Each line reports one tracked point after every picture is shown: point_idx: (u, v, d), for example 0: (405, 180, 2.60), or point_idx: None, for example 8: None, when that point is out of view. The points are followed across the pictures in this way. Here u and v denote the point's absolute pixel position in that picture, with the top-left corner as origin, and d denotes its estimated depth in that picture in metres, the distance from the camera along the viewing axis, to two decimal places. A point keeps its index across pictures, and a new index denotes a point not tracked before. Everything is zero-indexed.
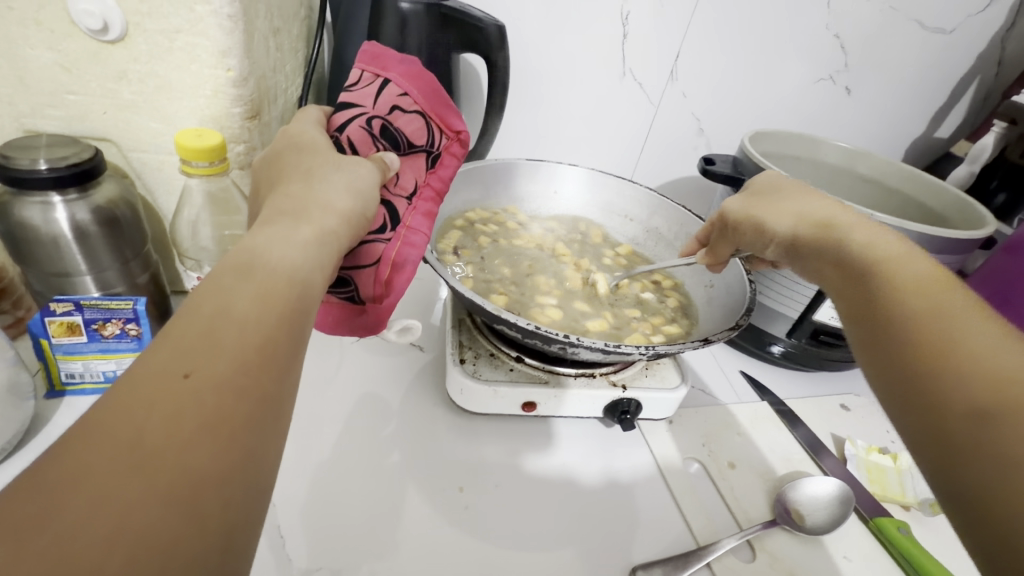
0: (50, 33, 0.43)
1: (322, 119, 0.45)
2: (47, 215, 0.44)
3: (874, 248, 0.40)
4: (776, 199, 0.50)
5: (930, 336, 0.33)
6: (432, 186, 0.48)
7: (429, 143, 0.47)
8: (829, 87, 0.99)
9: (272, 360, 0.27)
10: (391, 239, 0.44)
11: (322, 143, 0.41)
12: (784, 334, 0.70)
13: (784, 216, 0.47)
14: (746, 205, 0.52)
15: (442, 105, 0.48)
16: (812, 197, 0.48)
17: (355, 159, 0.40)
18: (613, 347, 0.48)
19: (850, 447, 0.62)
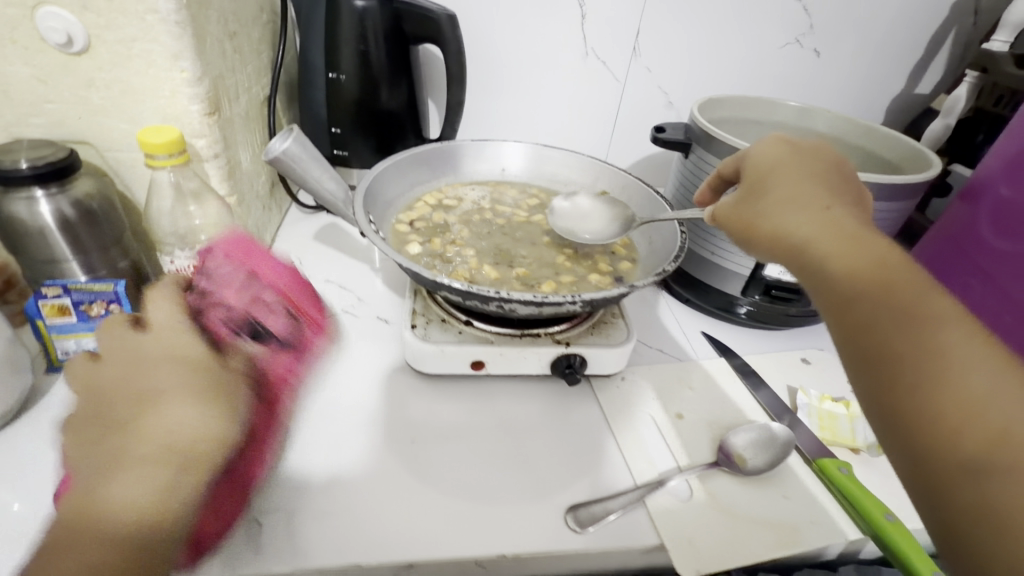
0: (24, 50, 0.49)
1: (178, 291, 0.46)
2: (32, 208, 0.50)
3: (856, 261, 0.36)
4: (771, 189, 0.44)
5: (909, 371, 0.31)
6: (304, 375, 0.52)
7: (298, 334, 0.54)
8: (797, 51, 0.99)
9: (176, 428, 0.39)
10: (247, 463, 0.46)
11: (165, 348, 0.41)
12: (741, 293, 0.72)
13: (774, 226, 0.42)
14: (743, 204, 0.46)
15: (310, 302, 0.57)
16: (802, 197, 0.42)
17: (192, 373, 0.40)
18: (544, 298, 0.49)
19: (803, 396, 0.64)
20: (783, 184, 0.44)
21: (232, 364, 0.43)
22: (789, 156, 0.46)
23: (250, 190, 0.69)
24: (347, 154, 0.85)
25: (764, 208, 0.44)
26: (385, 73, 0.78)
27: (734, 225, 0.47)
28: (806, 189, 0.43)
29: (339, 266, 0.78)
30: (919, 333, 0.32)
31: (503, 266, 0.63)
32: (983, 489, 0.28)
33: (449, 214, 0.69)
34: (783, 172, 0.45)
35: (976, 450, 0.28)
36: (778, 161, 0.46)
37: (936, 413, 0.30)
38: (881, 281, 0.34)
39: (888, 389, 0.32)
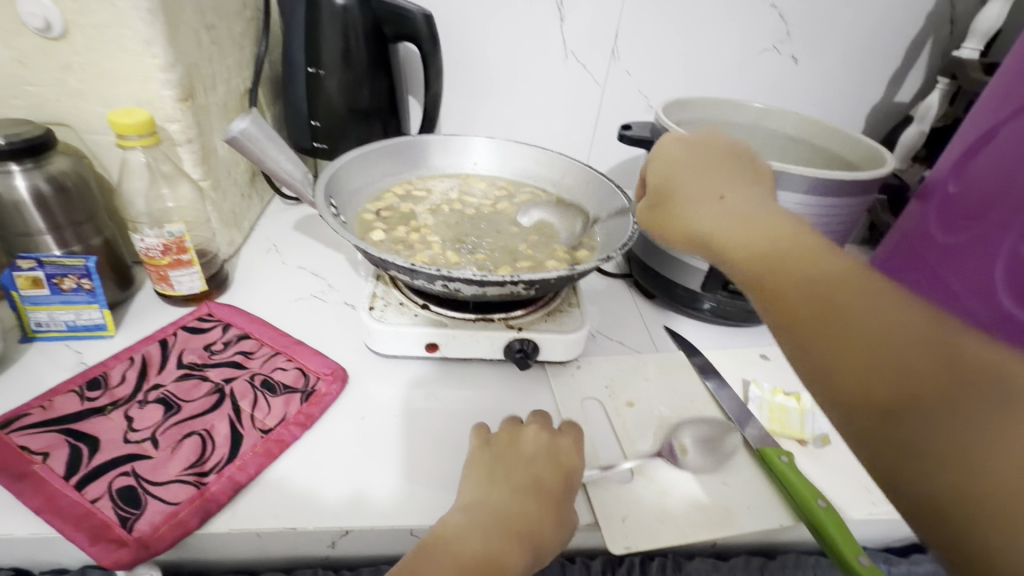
0: (4, 33, 0.52)
1: (188, 382, 0.55)
2: (9, 182, 0.53)
3: (763, 237, 0.40)
4: (677, 192, 0.49)
5: (823, 314, 0.34)
6: (300, 417, 0.53)
7: (303, 386, 0.57)
8: (775, 58, 1.00)
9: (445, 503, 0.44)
10: (213, 479, 0.46)
11: (161, 438, 0.49)
12: (701, 289, 0.73)
13: (687, 226, 0.47)
14: (656, 210, 0.51)
15: (308, 347, 0.62)
16: (704, 193, 0.47)
17: (178, 475, 0.46)
18: (484, 277, 0.51)
19: (755, 389, 0.65)
20: (685, 183, 0.49)
21: (218, 432, 0.50)
22: (681, 155, 0.51)
23: (227, 177, 0.72)
24: (327, 147, 0.87)
25: (675, 209, 0.49)
26: (365, 70, 0.81)
27: (654, 229, 0.52)
28: (708, 181, 0.47)
29: (313, 254, 0.80)
30: (830, 291, 0.35)
31: (464, 253, 0.65)
32: (917, 428, 0.29)
33: (417, 204, 0.71)
34: (683, 170, 0.50)
35: (905, 387, 0.30)
36: (676, 156, 0.51)
37: (860, 344, 0.32)
38: (773, 254, 0.39)
39: (816, 342, 0.34)
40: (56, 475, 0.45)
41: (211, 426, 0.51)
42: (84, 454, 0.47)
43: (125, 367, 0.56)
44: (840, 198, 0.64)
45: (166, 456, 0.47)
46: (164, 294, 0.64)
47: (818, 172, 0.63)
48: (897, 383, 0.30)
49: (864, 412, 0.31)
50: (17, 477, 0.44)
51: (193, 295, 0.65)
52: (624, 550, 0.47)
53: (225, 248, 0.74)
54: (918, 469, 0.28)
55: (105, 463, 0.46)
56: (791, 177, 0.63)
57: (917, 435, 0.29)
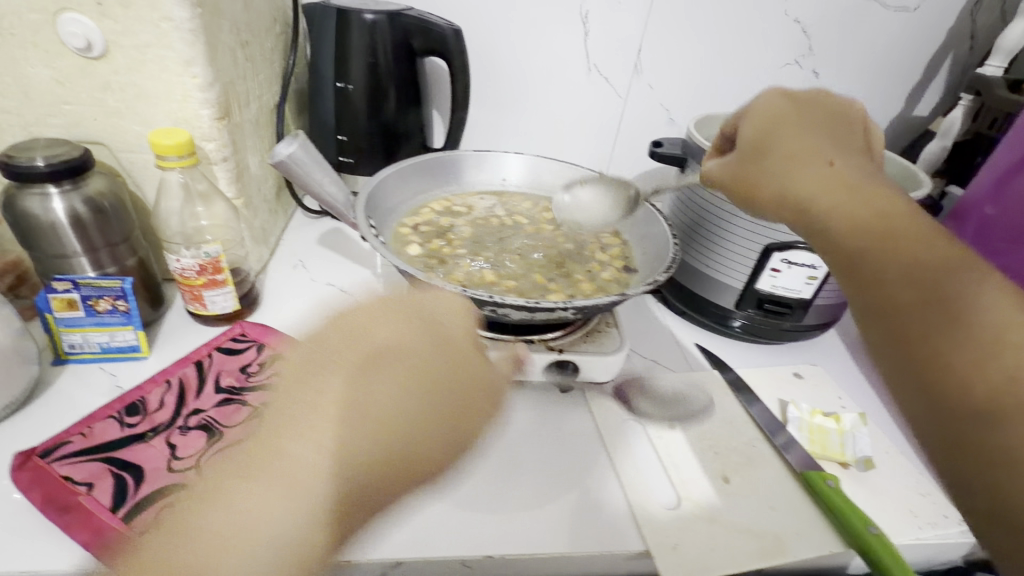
0: (45, 53, 0.51)
1: (228, 407, 0.54)
2: (46, 205, 0.52)
3: (861, 208, 0.42)
4: (771, 151, 0.49)
5: (899, 279, 0.39)
6: None
7: None
8: (797, 72, 1.00)
9: (267, 452, 0.45)
10: None
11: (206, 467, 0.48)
12: (734, 306, 0.73)
13: (779, 184, 0.47)
14: (740, 167, 0.51)
15: None
16: (803, 153, 0.47)
17: None
18: (536, 304, 0.50)
19: (794, 410, 0.64)
20: (785, 143, 0.48)
21: None
22: (782, 115, 0.50)
23: (257, 193, 0.71)
24: (353, 161, 0.86)
25: (767, 169, 0.49)
26: (392, 84, 0.81)
27: (733, 186, 0.52)
28: (814, 145, 0.47)
29: (341, 270, 0.80)
30: (911, 278, 0.38)
31: (500, 274, 0.64)
32: (993, 420, 0.33)
33: (459, 219, 0.71)
34: (784, 130, 0.49)
35: (975, 376, 0.34)
36: (772, 118, 0.50)
37: (931, 315, 0.37)
38: (882, 225, 0.41)
39: (884, 307, 0.39)
40: (102, 507, 0.44)
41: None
42: (128, 484, 0.45)
43: (163, 391, 0.55)
44: None
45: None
46: (197, 313, 0.63)
47: None
48: (958, 341, 0.35)
49: (914, 355, 0.37)
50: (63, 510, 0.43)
51: (226, 314, 0.64)
52: None
53: (255, 265, 0.73)
54: (984, 452, 0.33)
55: (151, 494, 0.45)
56: None
57: (993, 424, 0.33)
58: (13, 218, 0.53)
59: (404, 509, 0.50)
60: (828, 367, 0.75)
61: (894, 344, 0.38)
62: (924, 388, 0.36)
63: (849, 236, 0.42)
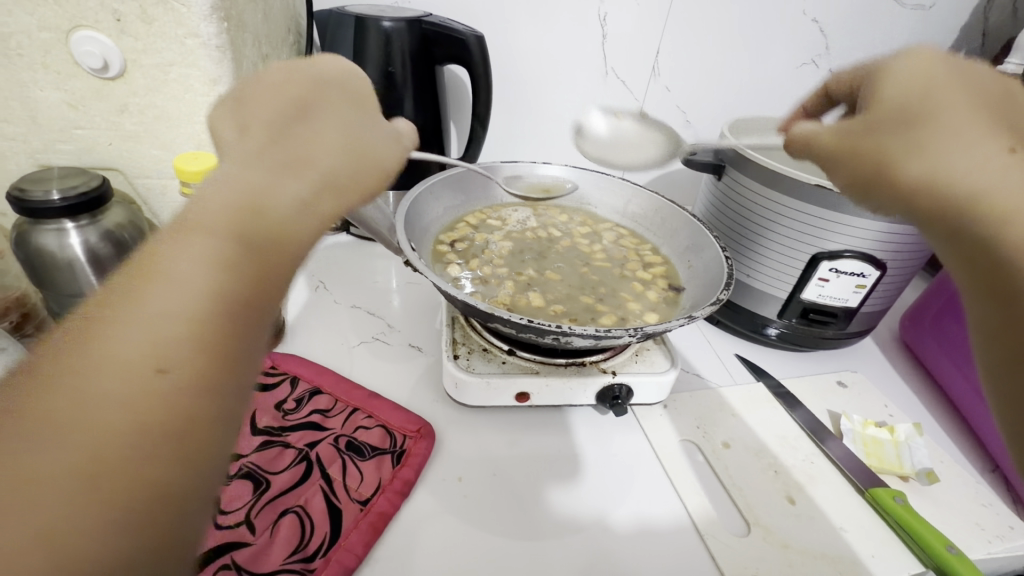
0: (56, 75, 0.47)
1: (271, 451, 0.51)
2: (62, 240, 0.48)
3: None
4: (907, 141, 0.34)
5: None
6: (396, 483, 0.49)
7: (391, 446, 0.53)
8: (813, 72, 0.98)
9: (195, 417, 0.23)
10: (320, 566, 0.42)
11: (254, 523, 0.45)
12: (776, 315, 0.71)
13: (934, 167, 0.33)
14: (874, 141, 0.36)
15: (383, 399, 0.58)
16: (979, 138, 0.33)
17: (283, 566, 0.42)
18: (604, 332, 0.47)
19: (846, 422, 0.63)
20: (957, 116, 0.33)
21: (314, 509, 0.46)
22: (949, 78, 0.35)
23: None
24: None
25: (913, 149, 0.34)
26: (410, 93, 0.77)
27: (860, 163, 0.37)
28: (988, 127, 0.33)
29: (365, 290, 0.76)
30: None
31: (544, 294, 0.61)
32: None
33: (493, 234, 0.68)
34: (956, 95, 0.34)
35: None
36: (939, 84, 0.34)
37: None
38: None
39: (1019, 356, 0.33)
40: None
41: (305, 502, 0.47)
42: None
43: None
44: None
45: (266, 541, 0.43)
46: None
47: None
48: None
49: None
50: None
51: None
52: None
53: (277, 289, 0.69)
54: None
55: (200, 554, 0.42)
56: None
57: None
58: (24, 255, 0.49)
59: (464, 551, 0.46)
60: (868, 373, 0.74)
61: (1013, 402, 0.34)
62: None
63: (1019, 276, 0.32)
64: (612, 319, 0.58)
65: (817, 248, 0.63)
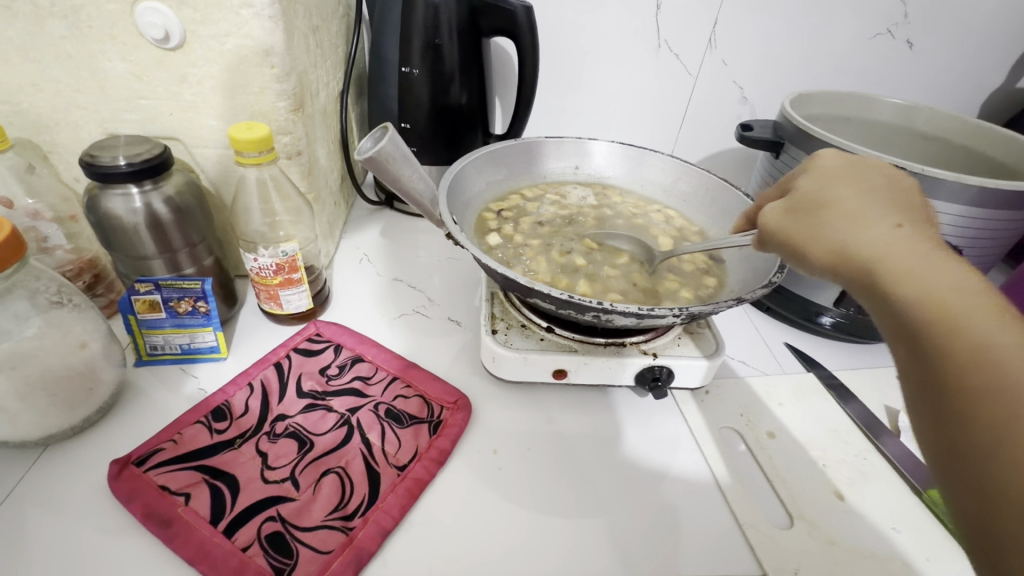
0: (123, 46, 0.49)
1: (316, 414, 0.53)
2: (128, 205, 0.50)
3: (915, 279, 0.33)
4: (817, 217, 0.40)
5: (969, 366, 0.30)
6: (433, 451, 0.50)
7: (429, 416, 0.54)
8: (889, 42, 0.90)
9: None
10: (359, 525, 0.44)
11: (299, 481, 0.46)
12: (832, 303, 0.67)
13: (836, 240, 0.38)
14: (795, 217, 0.42)
15: (422, 370, 0.59)
16: (865, 213, 0.38)
17: (324, 523, 0.44)
18: (647, 310, 0.46)
19: (906, 419, 0.59)
20: (847, 199, 0.39)
21: (355, 471, 0.48)
22: (848, 173, 0.41)
23: (325, 185, 0.69)
24: (415, 151, 0.82)
25: (817, 220, 0.40)
26: (456, 67, 0.76)
27: (782, 240, 0.42)
28: (874, 206, 0.38)
29: (407, 264, 0.77)
30: (961, 328, 0.30)
31: (586, 273, 0.60)
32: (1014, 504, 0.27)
33: (535, 210, 0.68)
34: (846, 184, 0.40)
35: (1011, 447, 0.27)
36: (838, 175, 0.41)
37: (984, 410, 0.29)
38: (936, 300, 0.32)
39: (936, 394, 0.31)
40: (202, 519, 0.43)
41: (346, 463, 0.48)
42: (225, 495, 0.45)
43: (247, 394, 0.54)
44: (1016, 211, 0.57)
45: (309, 498, 0.45)
46: (271, 312, 0.62)
47: (994, 183, 0.55)
48: (1010, 465, 0.27)
49: (961, 467, 0.29)
50: (164, 522, 0.42)
51: (299, 313, 0.62)
52: None
53: (323, 260, 0.71)
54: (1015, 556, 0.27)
55: (249, 506, 0.44)
56: (964, 188, 0.55)
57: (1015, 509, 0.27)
58: (94, 219, 0.52)
59: (496, 522, 0.47)
60: None
61: (945, 450, 0.30)
62: (993, 509, 0.28)
63: (910, 315, 0.33)
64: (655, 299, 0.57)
65: None
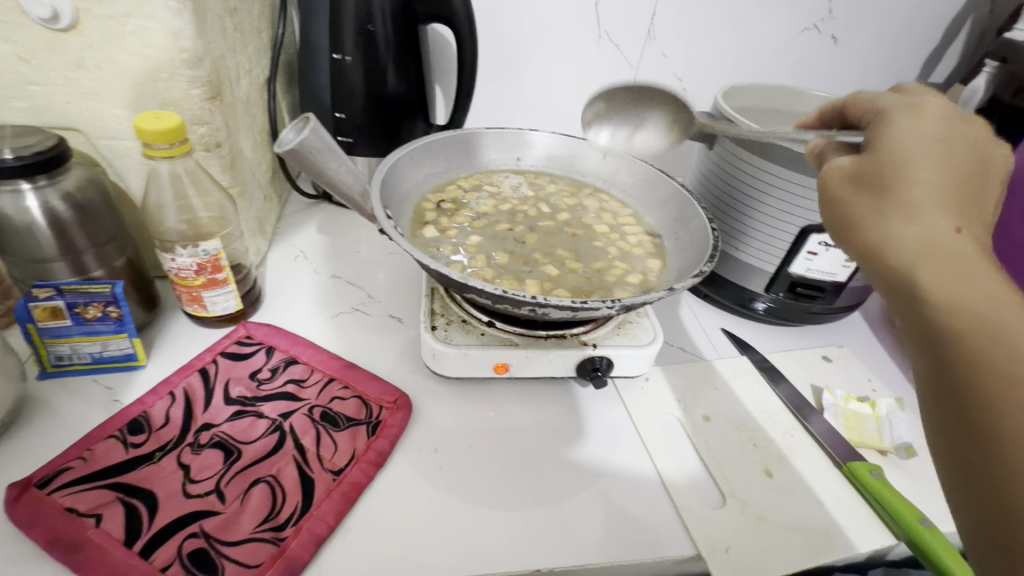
0: (4, 25, 0.44)
1: (247, 422, 0.50)
2: (19, 202, 0.46)
3: (956, 297, 0.31)
4: (876, 195, 0.34)
5: (994, 382, 0.29)
6: (372, 452, 0.49)
7: (368, 417, 0.52)
8: (815, 37, 0.94)
9: None
10: (292, 535, 0.42)
11: (226, 494, 0.44)
12: (763, 288, 0.70)
13: (881, 233, 0.34)
14: (846, 192, 0.36)
15: (358, 369, 0.57)
16: (928, 206, 0.33)
17: (252, 536, 0.41)
18: (581, 303, 0.46)
19: (828, 396, 0.63)
20: (911, 183, 0.33)
21: (287, 478, 0.46)
22: (923, 145, 0.35)
23: (252, 179, 0.65)
24: (352, 141, 0.79)
25: (872, 202, 0.34)
26: (391, 54, 0.73)
27: (827, 212, 0.37)
28: (936, 197, 0.33)
29: (346, 260, 0.74)
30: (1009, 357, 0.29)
31: (525, 266, 0.59)
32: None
33: (479, 200, 0.67)
34: (925, 163, 0.34)
35: None
36: (907, 148, 0.35)
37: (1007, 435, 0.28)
38: (973, 319, 0.30)
39: (961, 402, 0.30)
40: (116, 541, 0.40)
41: (278, 471, 0.46)
42: (142, 513, 0.42)
43: (168, 404, 0.50)
44: None
45: (236, 510, 0.43)
46: (196, 315, 0.58)
47: None
48: None
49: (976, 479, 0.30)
50: (72, 547, 0.39)
51: (228, 315, 0.59)
52: None
53: (254, 258, 0.67)
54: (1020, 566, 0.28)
55: (169, 523, 0.41)
56: None
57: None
58: None
59: (439, 519, 0.46)
60: (854, 348, 0.73)
61: (954, 447, 0.31)
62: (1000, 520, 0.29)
63: (952, 333, 0.31)
64: (593, 290, 0.57)
65: (806, 220, 0.62)
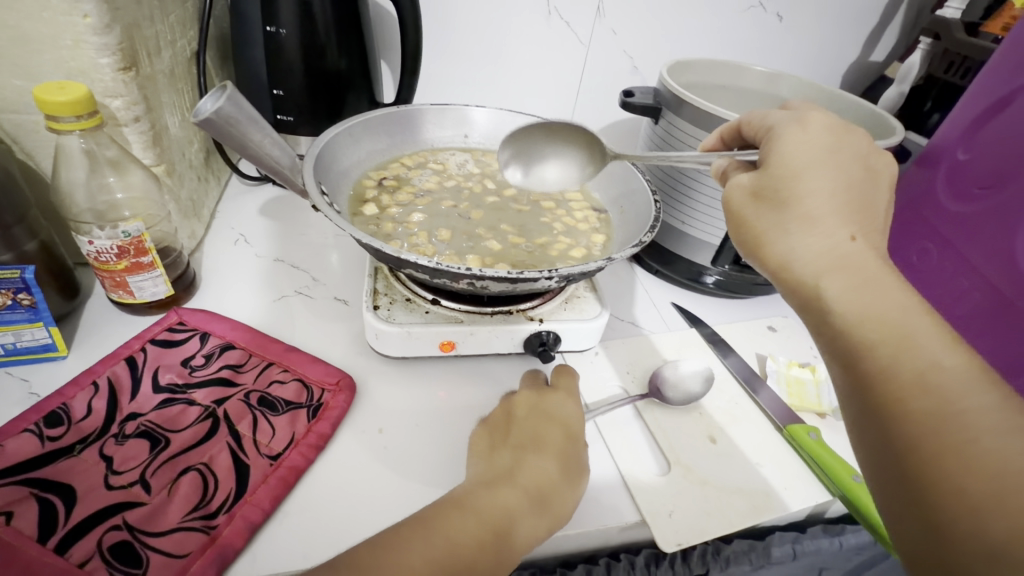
0: None
1: (178, 410, 0.48)
2: None
3: (855, 299, 0.35)
4: (781, 210, 0.39)
5: (904, 378, 0.32)
6: (312, 435, 0.48)
7: (308, 401, 0.50)
8: (760, 15, 0.95)
9: None
10: (224, 523, 0.41)
11: (152, 484, 0.42)
12: (711, 262, 0.71)
13: (787, 247, 0.38)
14: (755, 209, 0.40)
15: (299, 353, 0.55)
16: (823, 218, 0.37)
17: (180, 526, 0.40)
18: (518, 274, 0.45)
19: (772, 363, 0.65)
20: (811, 196, 0.38)
21: (220, 465, 0.44)
22: (820, 158, 0.38)
23: (181, 158, 0.62)
24: (293, 120, 0.76)
25: (780, 216, 0.39)
26: (329, 28, 0.70)
27: (741, 229, 0.42)
28: (833, 209, 0.37)
29: (290, 243, 0.72)
30: (902, 355, 0.33)
31: (470, 243, 0.58)
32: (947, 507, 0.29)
33: (423, 178, 0.65)
34: (817, 174, 0.38)
35: (949, 463, 0.29)
36: (805, 160, 0.38)
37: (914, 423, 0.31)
38: (878, 318, 0.34)
39: (874, 400, 0.33)
40: (27, 538, 0.38)
41: (210, 458, 0.44)
42: (59, 508, 0.39)
43: (90, 395, 0.48)
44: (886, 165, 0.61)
45: (164, 500, 0.41)
46: (122, 301, 0.55)
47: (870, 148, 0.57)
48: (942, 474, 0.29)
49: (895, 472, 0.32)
50: None
51: (158, 301, 0.56)
52: (676, 547, 0.45)
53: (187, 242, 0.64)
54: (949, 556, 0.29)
55: (87, 517, 0.39)
56: None
57: (949, 513, 0.29)
58: None
59: (382, 501, 0.45)
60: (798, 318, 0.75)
61: (875, 445, 0.34)
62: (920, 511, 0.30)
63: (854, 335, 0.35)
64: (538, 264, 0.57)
65: None
